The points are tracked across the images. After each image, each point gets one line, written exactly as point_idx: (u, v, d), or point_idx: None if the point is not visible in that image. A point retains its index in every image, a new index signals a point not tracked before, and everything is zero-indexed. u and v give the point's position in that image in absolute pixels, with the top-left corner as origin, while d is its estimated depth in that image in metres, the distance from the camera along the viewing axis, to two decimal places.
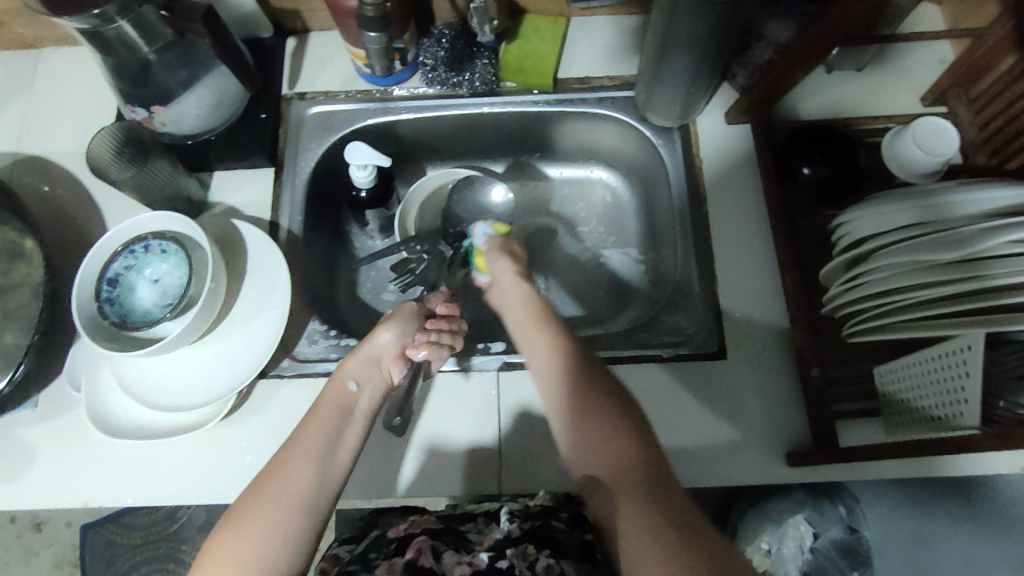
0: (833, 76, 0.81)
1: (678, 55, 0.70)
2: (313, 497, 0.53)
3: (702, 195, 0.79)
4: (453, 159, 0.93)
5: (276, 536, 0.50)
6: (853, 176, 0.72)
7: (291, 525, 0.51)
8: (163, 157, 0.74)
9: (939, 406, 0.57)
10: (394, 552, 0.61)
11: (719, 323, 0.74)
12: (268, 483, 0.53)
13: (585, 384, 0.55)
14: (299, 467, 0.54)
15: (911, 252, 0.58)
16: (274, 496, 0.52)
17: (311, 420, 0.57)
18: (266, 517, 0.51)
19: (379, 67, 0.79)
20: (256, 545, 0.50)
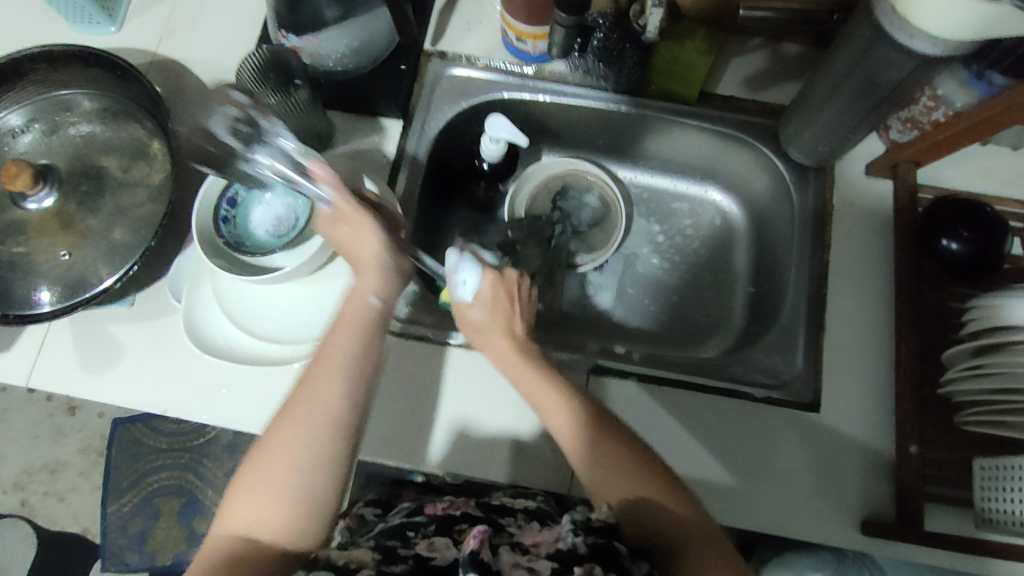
0: (986, 150, 0.77)
1: (846, 100, 0.68)
2: (309, 484, 0.54)
3: (826, 242, 0.76)
4: (571, 148, 0.91)
5: (277, 511, 0.53)
6: (994, 258, 0.69)
7: (295, 465, 0.54)
8: (305, 89, 0.74)
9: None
10: (433, 531, 0.58)
11: (819, 375, 0.72)
12: (262, 457, 0.55)
13: (608, 438, 0.59)
14: (304, 408, 0.56)
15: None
16: (282, 444, 0.55)
17: (303, 390, 0.57)
18: (278, 462, 0.54)
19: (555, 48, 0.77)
20: (273, 486, 0.54)
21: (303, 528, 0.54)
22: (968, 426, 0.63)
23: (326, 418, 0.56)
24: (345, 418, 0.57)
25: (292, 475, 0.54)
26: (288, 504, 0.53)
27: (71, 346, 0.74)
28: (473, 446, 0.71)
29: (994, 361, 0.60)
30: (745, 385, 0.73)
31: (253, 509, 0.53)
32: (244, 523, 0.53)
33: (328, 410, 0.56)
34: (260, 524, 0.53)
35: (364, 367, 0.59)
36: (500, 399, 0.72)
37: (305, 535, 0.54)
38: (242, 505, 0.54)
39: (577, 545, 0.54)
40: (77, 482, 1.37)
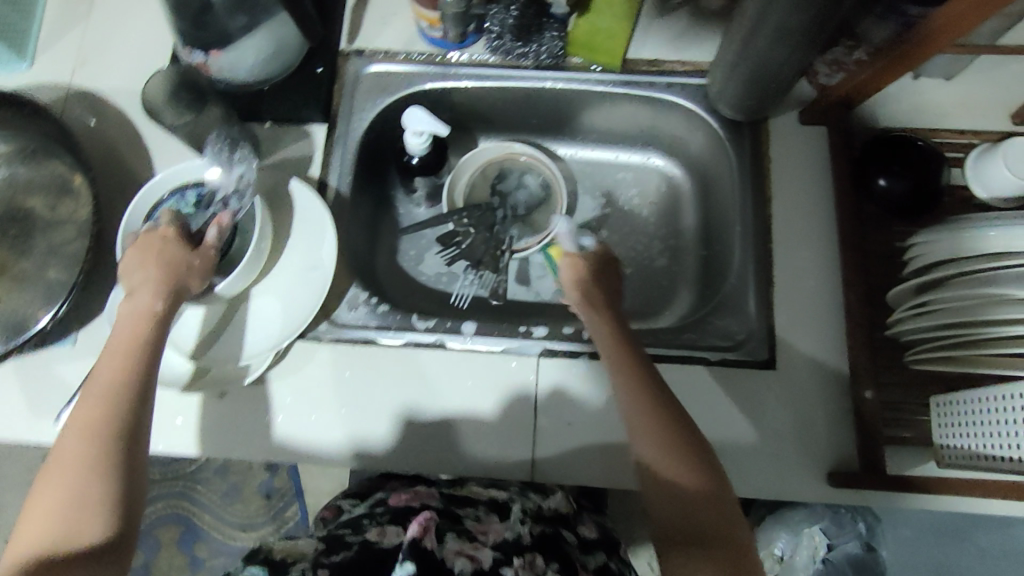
0: (919, 82, 0.76)
1: (765, 49, 0.67)
2: (89, 485, 0.52)
3: (767, 196, 0.75)
4: (508, 131, 0.90)
5: (59, 519, 0.51)
6: (931, 192, 0.68)
7: (96, 475, 0.52)
8: (218, 106, 0.73)
9: (1004, 446, 0.56)
10: (388, 521, 0.62)
11: (772, 331, 0.71)
12: (51, 469, 0.53)
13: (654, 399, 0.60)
14: (87, 422, 0.54)
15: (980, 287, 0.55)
16: (71, 458, 0.52)
17: (96, 406, 0.55)
18: (67, 471, 0.52)
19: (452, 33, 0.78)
20: (75, 497, 0.51)
21: (97, 531, 0.51)
22: (919, 365, 0.62)
23: (90, 425, 0.54)
24: (127, 426, 0.54)
25: (92, 477, 0.52)
26: (102, 512, 0.52)
27: (18, 392, 0.73)
28: (432, 443, 0.70)
29: (939, 296, 0.59)
30: (699, 350, 0.72)
31: (53, 519, 0.51)
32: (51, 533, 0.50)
33: (101, 415, 0.54)
34: (59, 532, 0.50)
35: (114, 367, 0.56)
36: (453, 393, 0.71)
37: (100, 527, 0.51)
38: (39, 522, 0.51)
39: (523, 532, 0.61)
40: None
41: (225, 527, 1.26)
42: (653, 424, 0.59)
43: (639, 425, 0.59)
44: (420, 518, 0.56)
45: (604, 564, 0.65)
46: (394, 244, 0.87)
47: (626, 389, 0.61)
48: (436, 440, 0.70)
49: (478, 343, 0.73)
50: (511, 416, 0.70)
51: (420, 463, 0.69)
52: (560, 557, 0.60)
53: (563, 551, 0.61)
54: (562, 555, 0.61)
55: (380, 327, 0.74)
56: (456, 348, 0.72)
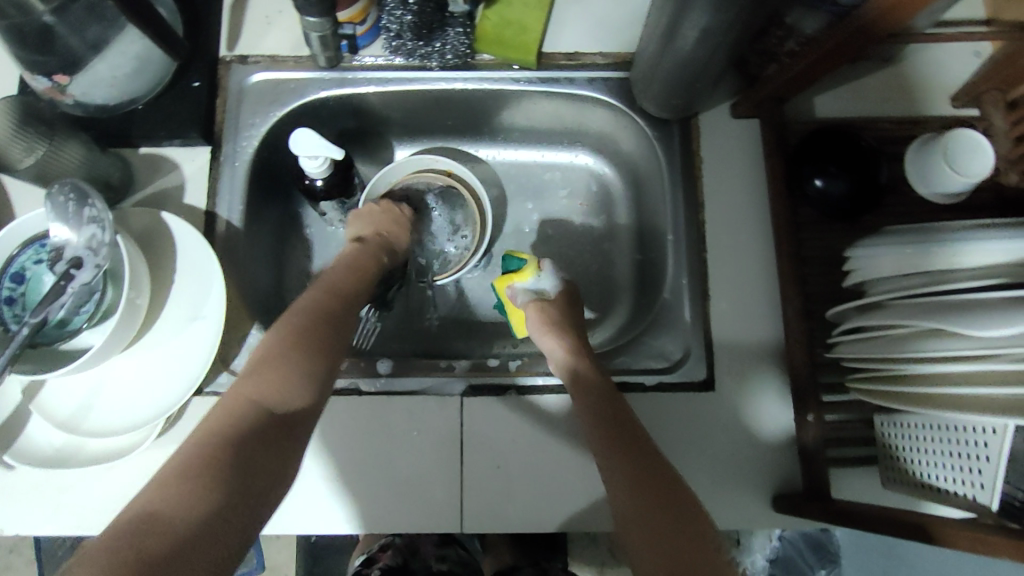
0: (857, 68, 0.70)
1: (689, 43, 0.60)
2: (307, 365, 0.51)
3: (700, 201, 0.70)
4: (422, 135, 0.82)
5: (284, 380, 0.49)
6: (869, 192, 0.63)
7: (319, 358, 0.52)
8: (76, 137, 0.63)
9: (952, 481, 0.51)
10: None
11: (709, 349, 0.67)
12: (266, 351, 0.51)
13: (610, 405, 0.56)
14: (326, 309, 0.55)
15: (908, 316, 0.51)
16: (299, 342, 0.52)
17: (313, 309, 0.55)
18: (285, 345, 0.51)
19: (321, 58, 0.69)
20: (296, 364, 0.50)
21: (295, 394, 0.49)
22: (860, 396, 0.58)
23: (324, 315, 0.55)
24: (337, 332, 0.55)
25: (310, 356, 0.51)
26: (313, 384, 0.50)
27: None
28: (358, 496, 0.64)
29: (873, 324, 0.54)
30: (635, 374, 0.67)
31: (275, 379, 0.48)
32: (270, 390, 0.48)
33: (326, 317, 0.55)
34: (272, 393, 0.48)
35: (332, 295, 0.58)
36: (377, 440, 0.65)
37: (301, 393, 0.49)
38: (261, 372, 0.49)
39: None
40: (8, 560, 1.29)
41: None
42: (631, 451, 0.52)
43: (600, 433, 0.54)
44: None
45: None
46: (305, 268, 0.79)
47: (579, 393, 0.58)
48: (360, 495, 0.64)
49: (396, 386, 0.66)
50: (439, 463, 0.65)
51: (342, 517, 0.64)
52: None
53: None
54: None
55: None
56: (376, 393, 0.66)
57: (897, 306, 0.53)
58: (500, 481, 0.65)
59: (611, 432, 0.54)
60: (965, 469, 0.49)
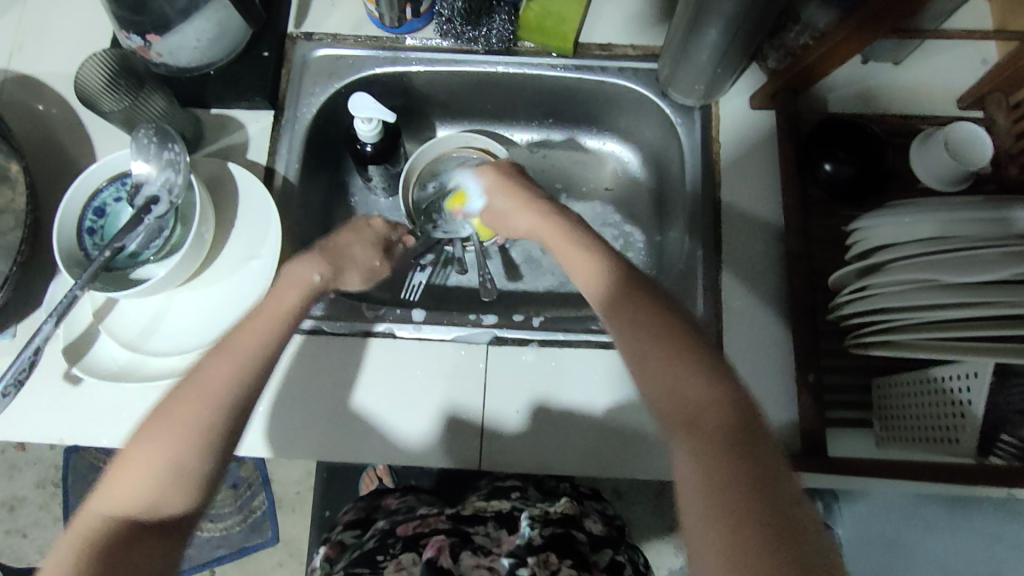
0: (868, 68, 0.76)
1: (713, 32, 0.66)
2: (185, 464, 0.49)
3: (717, 182, 0.75)
4: (463, 116, 0.89)
5: (157, 481, 0.48)
6: (875, 175, 0.69)
7: (199, 453, 0.49)
8: (158, 91, 0.71)
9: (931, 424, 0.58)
10: (400, 551, 0.64)
11: (719, 317, 0.72)
12: (154, 429, 0.49)
13: (664, 337, 0.51)
14: (214, 388, 0.51)
15: (914, 271, 0.55)
16: (175, 438, 0.49)
17: (202, 379, 0.51)
18: (158, 441, 0.49)
19: (388, 18, 0.76)
20: (172, 463, 0.48)
21: (176, 502, 0.48)
22: (858, 350, 0.62)
23: (212, 400, 0.50)
24: (234, 411, 0.51)
25: (186, 452, 0.49)
26: (191, 486, 0.49)
27: None
28: (334, 425, 0.70)
29: (877, 281, 0.59)
30: None
31: (143, 492, 0.48)
32: (141, 501, 0.48)
33: (216, 396, 0.50)
34: (145, 504, 0.48)
35: (237, 369, 0.52)
36: (346, 377, 0.71)
37: (183, 498, 0.49)
38: (131, 479, 0.48)
39: (533, 535, 0.63)
40: (37, 516, 1.35)
41: None
42: (677, 367, 0.49)
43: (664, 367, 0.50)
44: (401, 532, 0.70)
45: (615, 561, 0.66)
46: None
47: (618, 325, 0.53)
48: (340, 425, 0.70)
49: (428, 333, 0.72)
50: (462, 406, 0.70)
51: (367, 449, 0.70)
52: (573, 554, 0.62)
53: (574, 548, 0.63)
54: (575, 551, 0.63)
55: (329, 316, 0.73)
56: (411, 338, 0.72)
57: (902, 265, 0.58)
58: (518, 428, 0.70)
59: (688, 416, 0.47)
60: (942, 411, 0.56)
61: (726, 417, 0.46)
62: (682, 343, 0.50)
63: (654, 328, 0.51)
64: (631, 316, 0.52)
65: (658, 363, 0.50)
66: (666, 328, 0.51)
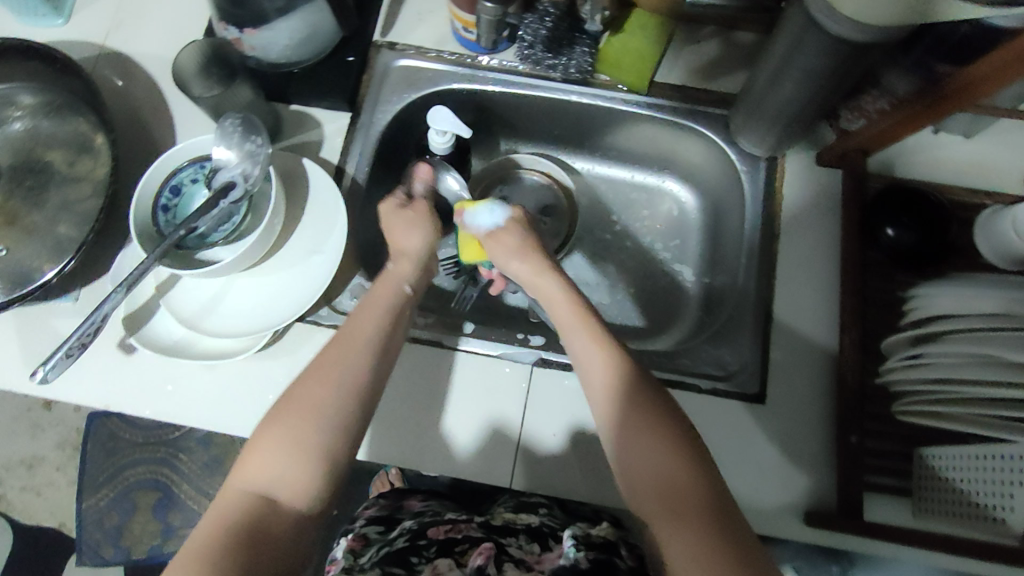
0: (938, 138, 0.76)
1: (792, 88, 0.67)
2: (314, 439, 0.55)
3: (776, 232, 0.76)
4: (528, 139, 0.91)
5: (291, 458, 0.54)
6: (935, 246, 0.69)
7: (318, 427, 0.55)
8: (247, 83, 0.74)
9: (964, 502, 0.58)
10: (437, 555, 0.66)
11: (765, 366, 0.72)
12: (283, 408, 0.57)
13: (638, 406, 0.55)
14: (332, 371, 0.58)
15: (970, 345, 0.55)
16: (299, 419, 0.56)
17: (323, 361, 0.59)
18: (288, 420, 0.56)
19: (484, 38, 0.77)
20: (294, 438, 0.55)
21: (308, 479, 0.54)
22: (905, 416, 0.62)
23: (334, 379, 0.58)
24: (354, 387, 0.58)
25: (312, 430, 0.55)
26: (313, 458, 0.54)
27: (15, 340, 0.73)
28: (374, 424, 0.71)
29: (931, 352, 0.59)
30: (691, 376, 0.73)
31: (274, 468, 0.54)
32: (268, 478, 0.54)
33: (337, 376, 0.58)
34: (273, 480, 0.54)
35: (353, 349, 0.60)
36: (392, 383, 0.72)
37: (315, 478, 0.54)
38: (257, 462, 0.54)
39: (578, 558, 0.61)
40: (53, 477, 1.37)
41: (203, 498, 1.31)
42: (657, 435, 0.54)
43: (637, 439, 0.54)
44: (435, 531, 0.71)
45: None
46: None
47: (606, 400, 0.57)
48: (385, 424, 0.71)
49: (475, 346, 0.73)
50: (501, 424, 0.71)
51: (403, 453, 0.70)
52: None
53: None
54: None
55: None
56: (459, 349, 0.73)
57: (959, 337, 0.57)
58: (553, 451, 0.70)
59: (664, 486, 0.52)
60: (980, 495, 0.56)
61: (698, 484, 0.51)
62: (666, 422, 0.54)
63: (628, 400, 0.56)
64: (621, 403, 0.56)
65: (639, 432, 0.54)
66: (640, 399, 0.56)
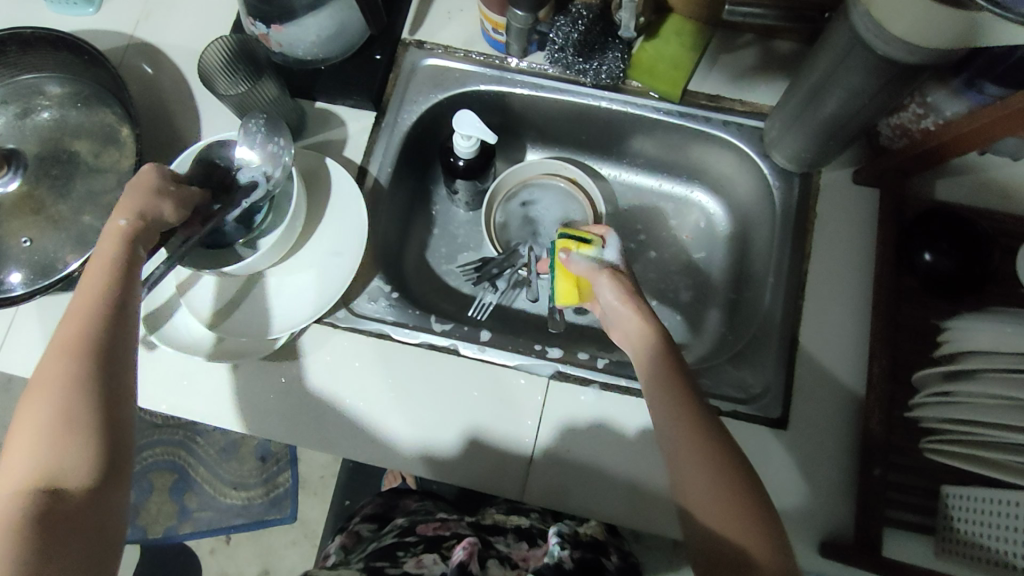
0: (983, 160, 0.73)
1: (831, 106, 0.64)
2: (60, 416, 0.48)
3: (806, 252, 0.74)
4: (554, 143, 0.89)
5: (53, 446, 0.47)
6: (977, 274, 0.65)
7: (50, 401, 0.48)
8: (271, 80, 0.72)
9: (985, 548, 0.56)
10: (423, 551, 0.65)
11: (789, 391, 0.70)
12: (33, 392, 0.49)
13: (684, 405, 0.55)
14: (69, 337, 0.51)
15: (1000, 387, 0.53)
16: (43, 396, 0.48)
17: (61, 339, 0.51)
18: (37, 401, 0.48)
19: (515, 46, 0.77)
20: (50, 424, 0.47)
21: (61, 463, 0.47)
22: (931, 454, 0.61)
23: (64, 347, 0.50)
24: (79, 345, 0.50)
25: (57, 407, 0.48)
26: (76, 440, 0.47)
27: (38, 328, 0.73)
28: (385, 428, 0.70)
29: (962, 390, 0.57)
30: (712, 397, 0.71)
31: (22, 462, 0.46)
32: (32, 469, 0.46)
33: (73, 336, 0.50)
34: (43, 474, 0.46)
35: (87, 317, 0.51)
36: (405, 388, 0.71)
37: (67, 466, 0.47)
38: (19, 457, 0.47)
39: (563, 556, 0.63)
40: None
41: (220, 483, 1.32)
42: (696, 437, 0.54)
43: (678, 440, 0.54)
44: (423, 528, 0.71)
45: None
46: (424, 239, 0.87)
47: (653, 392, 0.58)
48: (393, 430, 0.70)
49: (492, 355, 0.72)
50: (515, 437, 0.69)
51: (412, 460, 0.69)
52: None
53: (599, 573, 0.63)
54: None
55: (398, 322, 0.74)
56: (475, 357, 0.72)
57: (989, 377, 0.55)
58: (566, 467, 0.68)
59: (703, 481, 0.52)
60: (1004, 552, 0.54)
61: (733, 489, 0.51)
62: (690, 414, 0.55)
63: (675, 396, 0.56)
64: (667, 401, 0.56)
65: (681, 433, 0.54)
66: (685, 397, 0.56)
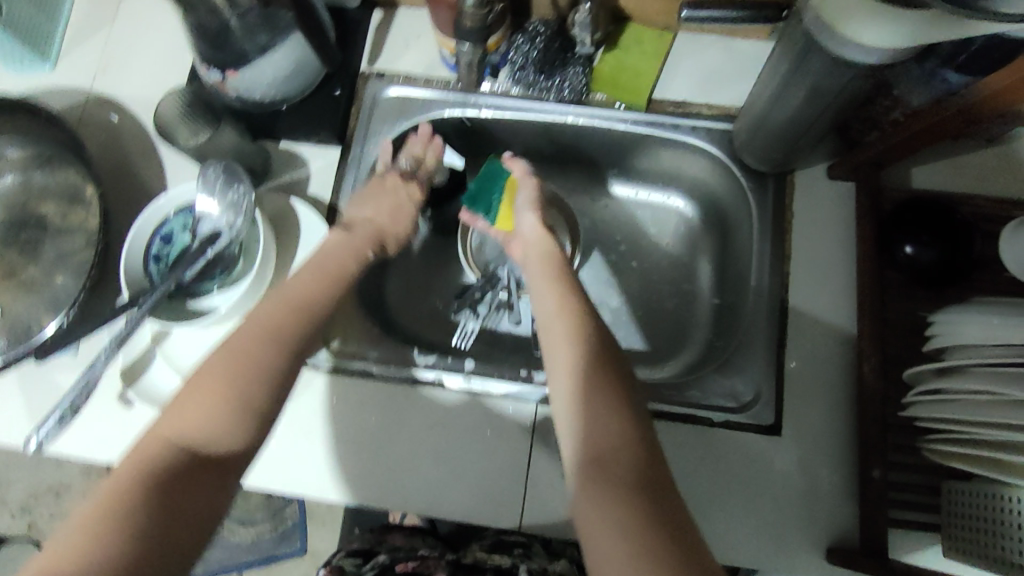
0: (957, 145, 0.72)
1: (798, 106, 0.63)
2: (243, 405, 0.52)
3: (787, 252, 0.73)
4: (526, 160, 0.88)
5: (217, 424, 0.50)
6: (959, 264, 0.65)
7: (243, 394, 0.52)
8: (231, 127, 0.71)
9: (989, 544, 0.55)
10: None
11: (780, 396, 0.69)
12: (193, 389, 0.52)
13: (595, 350, 0.56)
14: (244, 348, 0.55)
15: (988, 382, 0.52)
16: (203, 397, 0.51)
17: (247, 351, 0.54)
18: (203, 397, 0.51)
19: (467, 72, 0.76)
20: (200, 405, 0.51)
21: (221, 435, 0.50)
22: (931, 454, 0.60)
23: (250, 348, 0.54)
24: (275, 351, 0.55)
25: (229, 396, 0.51)
26: (240, 415, 0.51)
27: (19, 394, 0.73)
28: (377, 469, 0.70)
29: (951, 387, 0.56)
30: (703, 408, 0.70)
31: (204, 430, 0.50)
32: (184, 437, 0.49)
33: (257, 347, 0.55)
34: (188, 438, 0.49)
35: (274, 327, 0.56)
36: (394, 427, 0.71)
37: (218, 436, 0.50)
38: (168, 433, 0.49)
39: None
40: None
41: (224, 521, 1.30)
42: (602, 377, 0.54)
43: (583, 379, 0.54)
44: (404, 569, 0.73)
45: None
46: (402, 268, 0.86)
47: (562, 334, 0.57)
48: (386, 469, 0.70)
49: (477, 385, 0.71)
50: (508, 466, 0.69)
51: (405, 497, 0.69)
52: None
53: None
54: None
55: (380, 359, 0.73)
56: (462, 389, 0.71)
57: (980, 373, 0.54)
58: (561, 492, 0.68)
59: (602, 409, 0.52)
60: (1016, 553, 0.52)
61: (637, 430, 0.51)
62: (609, 393, 0.52)
63: (587, 339, 0.56)
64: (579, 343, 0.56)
65: (585, 372, 0.54)
66: (597, 340, 0.57)
